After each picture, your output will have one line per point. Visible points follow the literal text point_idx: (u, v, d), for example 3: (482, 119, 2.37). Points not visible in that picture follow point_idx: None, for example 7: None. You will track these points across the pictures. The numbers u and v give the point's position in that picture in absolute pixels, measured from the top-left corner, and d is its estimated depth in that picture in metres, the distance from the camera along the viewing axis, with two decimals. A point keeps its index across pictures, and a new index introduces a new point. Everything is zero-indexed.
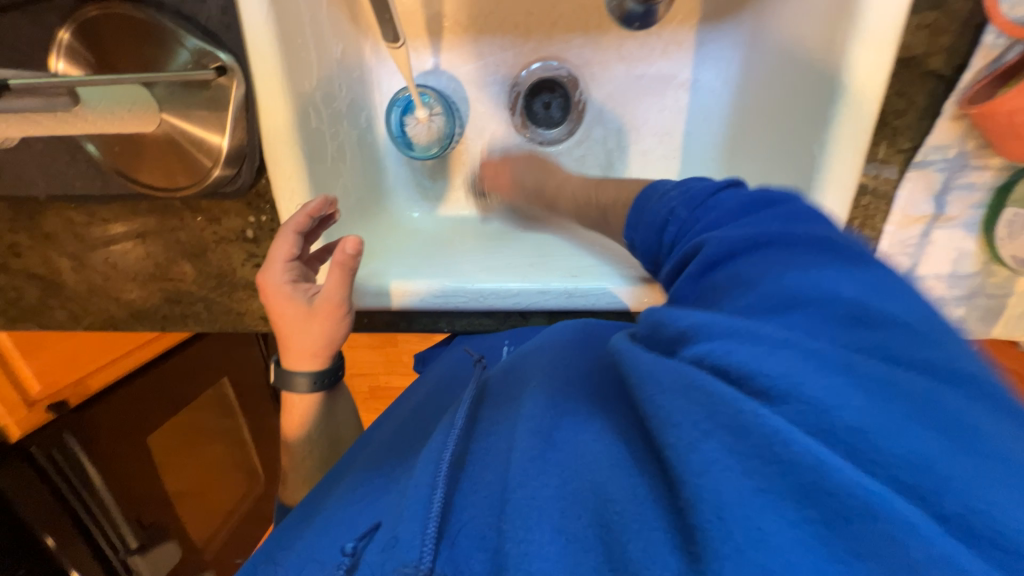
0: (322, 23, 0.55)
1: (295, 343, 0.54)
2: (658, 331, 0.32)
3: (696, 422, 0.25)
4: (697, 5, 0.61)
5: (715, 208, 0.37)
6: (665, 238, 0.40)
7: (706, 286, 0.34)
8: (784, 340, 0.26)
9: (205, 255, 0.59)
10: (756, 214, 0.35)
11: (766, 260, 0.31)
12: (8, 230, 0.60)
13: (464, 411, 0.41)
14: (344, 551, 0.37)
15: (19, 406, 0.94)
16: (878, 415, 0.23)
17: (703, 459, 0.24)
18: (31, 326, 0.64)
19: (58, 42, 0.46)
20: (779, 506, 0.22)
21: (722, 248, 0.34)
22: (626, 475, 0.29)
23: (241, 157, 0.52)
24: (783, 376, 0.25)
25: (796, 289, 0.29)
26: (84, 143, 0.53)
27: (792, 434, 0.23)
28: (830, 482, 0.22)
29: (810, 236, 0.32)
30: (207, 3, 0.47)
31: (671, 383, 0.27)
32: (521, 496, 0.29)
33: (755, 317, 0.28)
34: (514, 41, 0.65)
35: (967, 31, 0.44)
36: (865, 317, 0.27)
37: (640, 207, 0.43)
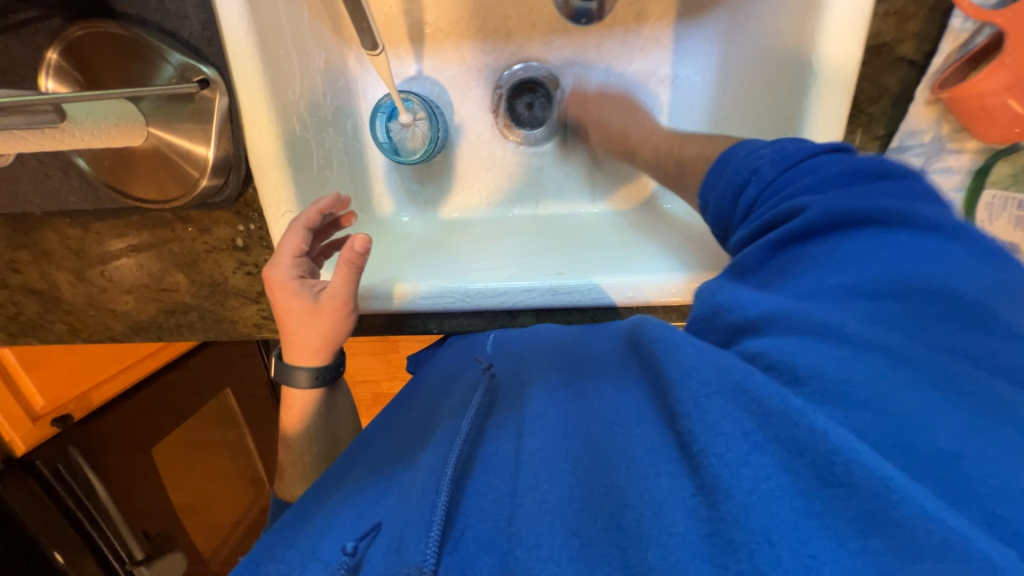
0: (304, 33, 0.56)
1: (299, 337, 0.55)
2: (720, 318, 0.34)
3: (746, 432, 0.26)
4: (674, 2, 0.62)
5: (798, 179, 0.36)
6: (742, 201, 0.39)
7: (785, 259, 0.33)
8: (876, 341, 0.26)
9: (197, 265, 0.60)
10: (851, 189, 0.33)
11: (838, 250, 0.31)
12: (6, 247, 0.61)
13: (474, 413, 0.42)
14: (345, 550, 0.38)
15: (23, 421, 0.91)
16: (965, 432, 0.23)
17: (753, 475, 0.25)
18: (31, 340, 0.65)
19: (46, 61, 0.47)
20: (821, 523, 0.23)
21: (809, 222, 0.33)
22: (650, 478, 0.29)
23: (227, 167, 0.53)
24: (862, 383, 0.25)
25: (876, 279, 0.28)
26: (76, 158, 0.54)
27: (860, 451, 0.23)
28: (901, 509, 0.21)
29: (903, 223, 0.30)
30: (189, 17, 0.48)
31: (722, 383, 0.28)
32: (533, 502, 0.31)
33: (833, 306, 0.29)
34: (496, 44, 0.66)
35: (935, 16, 0.44)
36: (964, 315, 0.26)
37: (722, 164, 0.42)
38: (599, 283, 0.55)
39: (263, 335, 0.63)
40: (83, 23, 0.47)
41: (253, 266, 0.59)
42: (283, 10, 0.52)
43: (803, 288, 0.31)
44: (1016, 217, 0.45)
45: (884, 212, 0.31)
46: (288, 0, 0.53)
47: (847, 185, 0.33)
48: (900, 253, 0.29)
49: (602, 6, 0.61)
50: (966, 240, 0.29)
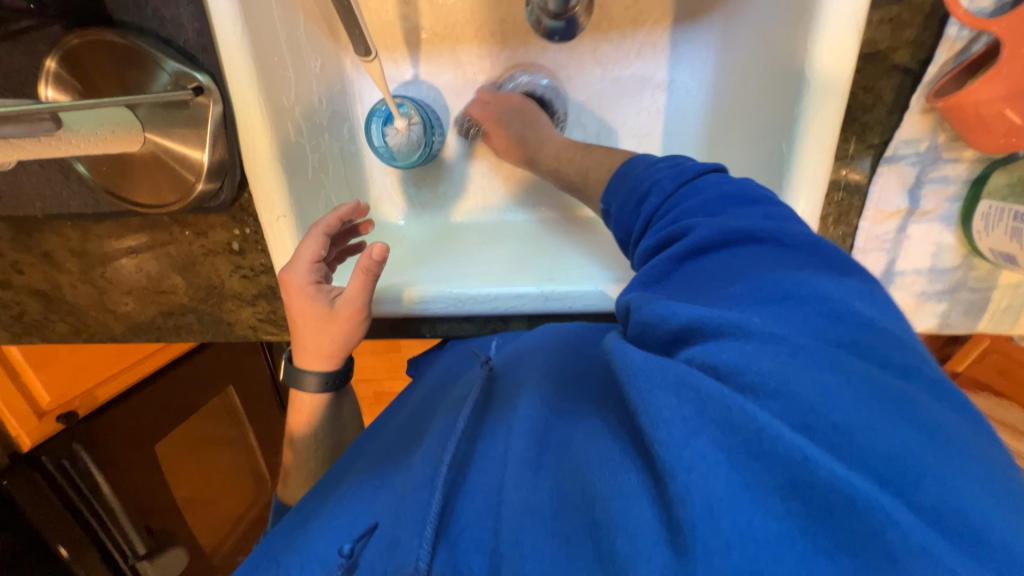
0: (299, 39, 0.56)
1: (313, 342, 0.56)
2: (648, 332, 0.33)
3: (686, 417, 0.26)
4: (670, 7, 0.61)
5: (690, 198, 0.39)
6: (645, 211, 0.42)
7: (692, 269, 0.35)
8: (780, 337, 0.27)
9: (194, 268, 0.61)
10: (738, 209, 0.36)
11: (749, 253, 0.33)
12: (10, 249, 0.62)
13: (468, 413, 0.43)
14: (341, 551, 0.39)
15: (29, 418, 0.93)
16: (861, 412, 0.24)
17: (694, 455, 0.25)
18: (34, 339, 0.67)
19: (46, 70, 0.48)
20: (754, 492, 0.24)
21: (714, 234, 0.34)
22: (616, 473, 0.29)
23: (223, 173, 0.54)
24: (769, 370, 0.26)
25: (790, 284, 0.30)
26: (75, 163, 0.55)
27: (780, 430, 0.24)
28: (817, 476, 0.23)
29: (785, 234, 0.33)
30: (184, 25, 0.49)
31: (664, 380, 0.28)
32: (515, 500, 0.32)
33: (743, 308, 0.29)
34: (491, 49, 0.66)
35: (931, 24, 0.43)
36: (846, 315, 0.28)
37: (625, 177, 0.46)
38: (593, 291, 0.55)
39: (259, 337, 0.64)
40: (79, 31, 0.48)
41: (249, 269, 0.60)
42: (278, 16, 0.52)
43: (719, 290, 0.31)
44: (1012, 229, 0.43)
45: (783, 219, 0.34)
46: (283, 7, 0.53)
47: (734, 204, 0.37)
48: (797, 261, 0.32)
49: (574, 20, 0.62)
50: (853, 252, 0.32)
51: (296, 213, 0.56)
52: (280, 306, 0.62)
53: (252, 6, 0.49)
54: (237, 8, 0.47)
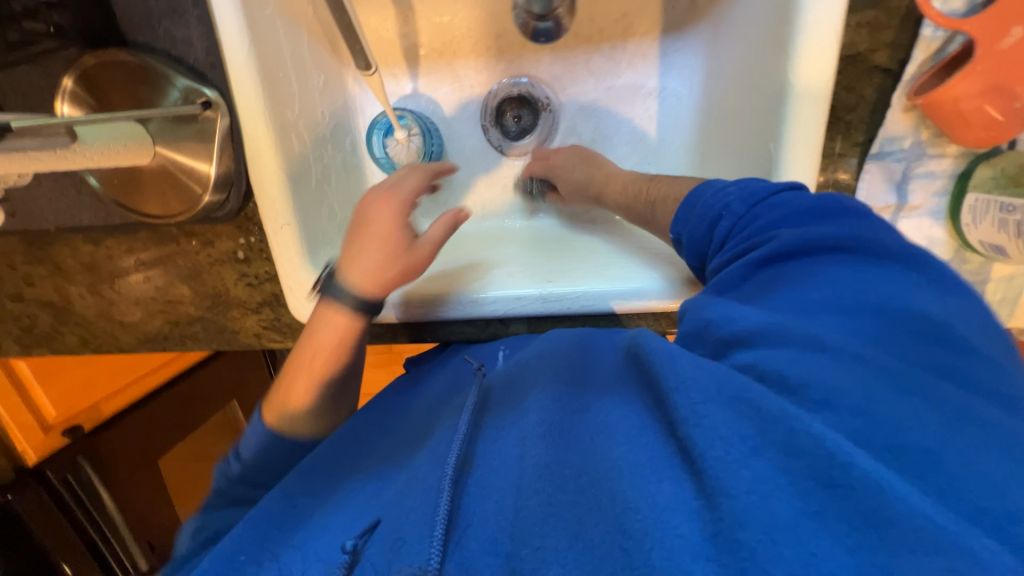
0: (303, 56, 0.58)
1: (373, 258, 0.55)
2: (710, 328, 0.37)
3: (746, 437, 0.28)
4: (658, 18, 0.63)
5: (767, 214, 0.41)
6: (716, 232, 0.44)
7: (765, 275, 0.38)
8: (855, 354, 0.30)
9: (200, 277, 0.63)
10: (821, 221, 0.38)
11: (818, 264, 0.36)
12: (23, 262, 0.64)
13: (468, 417, 0.43)
14: (345, 547, 0.39)
15: (35, 432, 0.94)
16: (940, 431, 0.27)
17: (752, 475, 0.26)
18: (44, 351, 0.68)
19: (63, 88, 0.51)
20: (816, 510, 0.25)
21: (796, 240, 0.37)
22: (650, 483, 0.30)
23: (229, 183, 0.56)
24: (843, 391, 0.28)
25: (877, 300, 0.32)
26: (88, 177, 0.57)
27: (855, 456, 0.26)
28: (898, 509, 0.24)
29: (873, 245, 0.36)
30: (194, 43, 0.52)
31: (718, 393, 0.30)
32: (535, 507, 0.32)
33: (817, 322, 0.32)
34: (487, 62, 0.68)
35: (907, 25, 0.45)
36: (938, 336, 0.31)
37: (690, 204, 0.47)
38: (592, 291, 0.56)
39: (264, 344, 0.65)
40: (96, 52, 0.50)
41: (254, 278, 0.62)
42: (283, 35, 0.55)
43: (786, 304, 0.34)
44: (999, 220, 0.44)
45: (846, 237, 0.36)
46: (287, 26, 0.55)
47: (820, 216, 0.39)
48: (871, 276, 0.34)
49: (558, 22, 0.65)
50: (926, 272, 0.34)
51: (300, 221, 0.57)
52: (284, 313, 0.63)
53: (258, 26, 0.51)
54: (244, 28, 0.50)
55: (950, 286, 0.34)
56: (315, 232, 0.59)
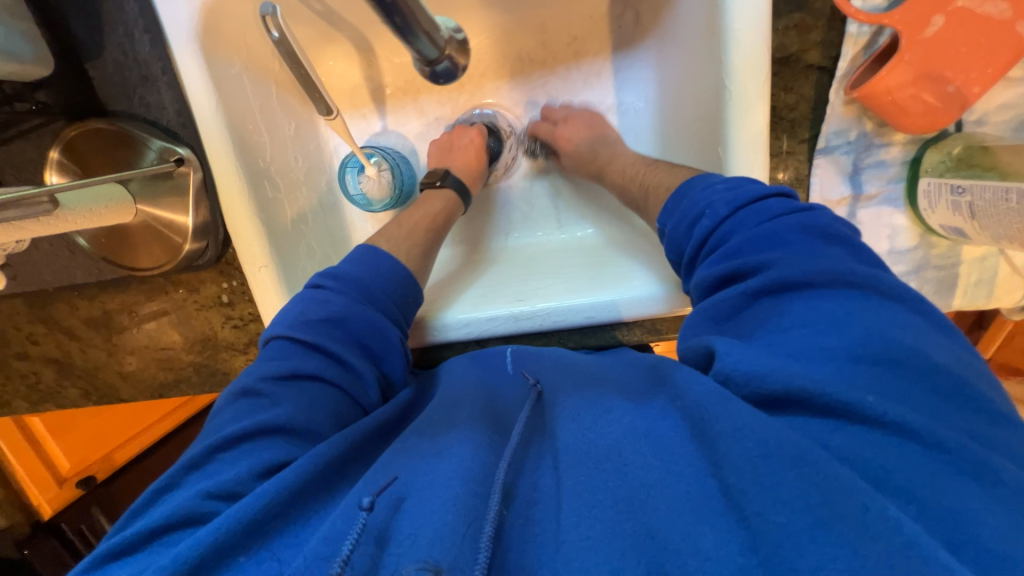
0: (271, 107, 0.61)
1: (460, 151, 0.68)
2: (731, 382, 0.37)
3: (806, 503, 0.29)
4: (607, 38, 0.66)
5: (746, 224, 0.44)
6: (699, 232, 0.46)
7: (763, 307, 0.40)
8: (880, 411, 0.32)
9: (189, 323, 0.65)
10: (816, 246, 0.41)
11: (819, 302, 0.37)
12: (26, 322, 0.68)
13: (515, 438, 0.41)
14: (361, 503, 0.34)
15: (49, 485, 0.97)
16: (954, 490, 0.29)
17: (818, 546, 0.27)
18: (49, 406, 0.71)
19: (50, 159, 0.55)
20: (849, 542, 0.27)
21: (802, 274, 0.39)
22: (693, 528, 0.31)
23: (206, 232, 0.59)
24: (863, 447, 0.31)
25: (884, 341, 0.34)
26: (77, 238, 0.61)
27: (885, 503, 0.28)
28: (906, 536, 0.27)
29: (882, 287, 0.38)
30: (166, 107, 0.56)
31: (780, 452, 0.31)
32: (574, 538, 0.32)
33: (834, 369, 0.34)
34: (450, 95, 0.72)
35: (834, 24, 0.46)
36: (939, 380, 0.33)
37: (679, 199, 0.50)
38: (565, 306, 0.57)
39: None
40: (76, 123, 0.54)
41: (239, 319, 0.64)
42: (250, 90, 0.58)
43: (797, 345, 0.36)
44: (952, 203, 0.44)
45: (856, 275, 0.38)
46: (254, 81, 0.59)
47: (809, 240, 0.41)
48: (878, 316, 0.36)
49: (454, 61, 0.64)
50: (926, 316, 0.37)
51: (277, 262, 0.59)
52: None
53: (224, 85, 0.55)
54: (210, 88, 0.54)
55: (946, 332, 0.37)
56: (293, 271, 0.61)
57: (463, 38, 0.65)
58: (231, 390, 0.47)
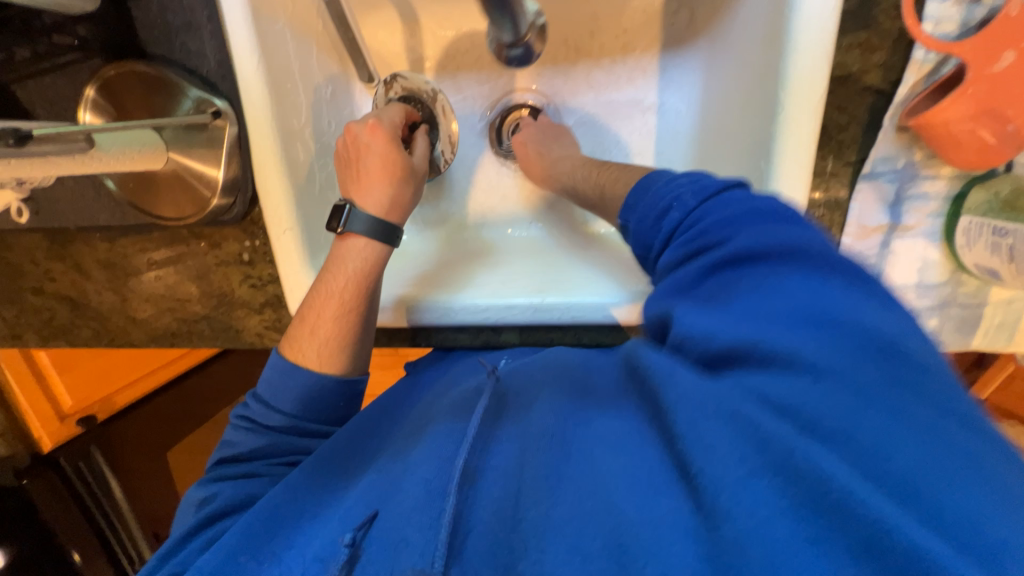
0: (310, 68, 0.60)
1: (370, 164, 0.59)
2: (687, 344, 0.37)
3: (742, 457, 0.30)
4: (658, 35, 0.64)
5: (716, 208, 0.42)
6: (667, 224, 0.44)
7: (720, 280, 0.38)
8: (820, 365, 0.31)
9: (208, 277, 0.65)
10: (766, 223, 0.39)
11: (777, 269, 0.36)
12: (45, 258, 0.68)
13: (480, 419, 0.45)
14: (344, 541, 0.42)
15: (51, 420, 0.97)
16: (898, 447, 0.28)
17: (750, 498, 0.28)
18: (60, 342, 0.72)
19: (86, 97, 0.54)
20: (814, 544, 0.27)
21: (745, 244, 0.38)
22: (650, 496, 0.32)
23: (235, 189, 0.58)
24: (823, 415, 0.30)
25: (833, 313, 0.33)
26: (106, 180, 0.61)
27: (846, 480, 0.27)
28: (887, 530, 0.26)
29: (823, 253, 0.37)
30: (207, 56, 0.55)
31: (713, 410, 0.32)
32: (536, 515, 0.36)
33: (777, 329, 0.33)
34: (490, 75, 0.70)
35: (899, 48, 0.46)
36: (903, 353, 0.32)
37: (642, 191, 0.48)
38: (584, 303, 0.57)
39: (265, 344, 0.67)
40: (115, 63, 0.54)
41: (257, 279, 0.64)
42: (292, 48, 0.57)
43: (749, 312, 0.35)
44: (993, 244, 0.44)
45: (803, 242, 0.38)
46: (296, 40, 0.57)
47: (766, 217, 0.40)
48: (824, 282, 0.35)
49: (531, 48, 0.61)
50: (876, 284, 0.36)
51: (302, 227, 0.59)
52: (285, 314, 0.65)
53: (268, 40, 0.54)
54: (254, 42, 0.53)
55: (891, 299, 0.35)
56: (316, 237, 0.61)
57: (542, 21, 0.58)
58: (195, 497, 0.56)
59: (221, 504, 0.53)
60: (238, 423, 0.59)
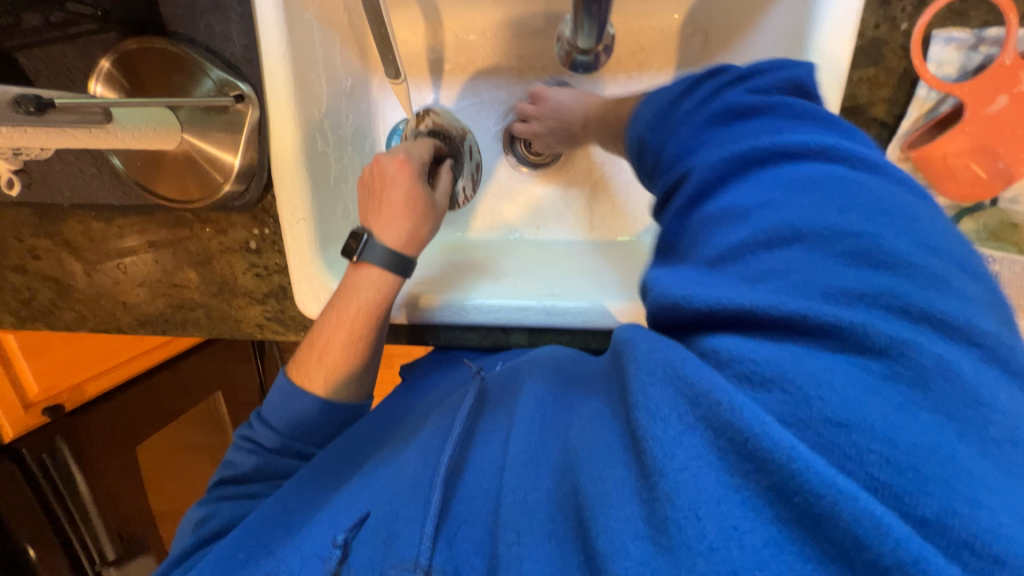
0: (334, 59, 0.59)
1: (392, 199, 0.58)
2: (658, 303, 0.35)
3: (681, 414, 0.29)
4: (674, 53, 0.67)
5: (687, 134, 0.39)
6: (647, 163, 0.43)
7: (693, 215, 0.36)
8: (777, 303, 0.29)
9: (209, 264, 0.63)
10: (732, 132, 0.36)
11: (746, 185, 0.34)
12: (30, 234, 0.64)
13: (464, 419, 0.45)
14: (334, 542, 0.40)
15: (14, 407, 0.91)
16: (862, 399, 0.26)
17: (685, 454, 0.28)
18: (39, 325, 0.68)
19: (99, 68, 0.53)
20: (740, 497, 0.26)
21: (711, 172, 0.35)
22: (606, 469, 0.32)
23: (251, 175, 0.58)
24: (773, 364, 0.28)
25: (798, 222, 0.31)
26: (111, 156, 0.59)
27: (780, 431, 0.26)
28: (818, 483, 0.24)
29: (794, 150, 0.33)
30: (233, 39, 0.54)
31: (663, 372, 0.31)
32: (514, 502, 0.34)
33: (743, 271, 0.31)
34: (508, 81, 0.71)
35: (904, 85, 0.49)
36: (879, 261, 0.29)
37: (626, 135, 0.47)
38: (596, 307, 0.58)
39: (265, 335, 0.65)
40: (137, 37, 0.53)
41: (263, 268, 0.63)
42: (317, 37, 0.57)
43: (713, 250, 0.33)
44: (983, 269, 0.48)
45: (768, 148, 0.34)
46: (322, 29, 0.57)
47: (728, 129, 0.37)
48: (793, 193, 0.32)
49: (598, 57, 0.65)
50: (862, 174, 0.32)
51: (316, 217, 0.58)
52: (289, 305, 0.64)
53: (296, 27, 0.54)
54: (283, 28, 0.52)
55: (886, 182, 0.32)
56: (329, 229, 0.60)
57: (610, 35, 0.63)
58: (195, 516, 0.56)
59: (219, 524, 0.53)
60: (242, 444, 0.58)
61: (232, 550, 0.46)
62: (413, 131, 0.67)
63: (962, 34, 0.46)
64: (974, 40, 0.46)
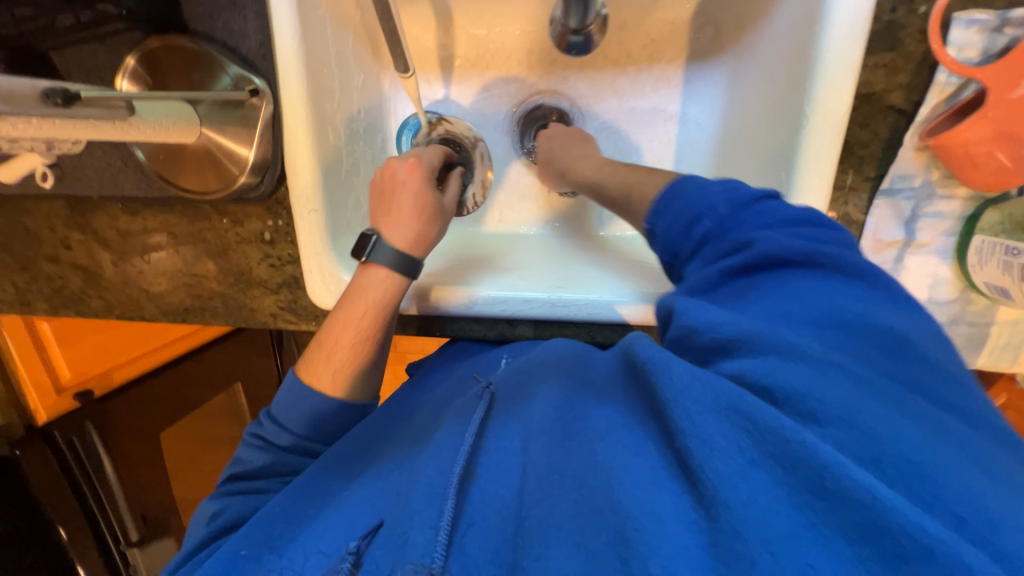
0: (346, 56, 0.61)
1: (399, 203, 0.58)
2: (692, 336, 0.36)
3: (743, 449, 0.28)
4: (685, 46, 0.66)
5: (744, 224, 0.40)
6: (695, 232, 0.42)
7: (740, 284, 0.38)
8: (832, 361, 0.30)
9: (226, 254, 0.65)
10: (787, 230, 0.39)
11: (791, 278, 0.36)
12: (63, 225, 0.68)
13: (474, 427, 0.44)
14: (348, 550, 0.42)
15: (48, 392, 0.97)
16: (913, 434, 0.27)
17: (751, 488, 0.27)
18: (70, 312, 0.71)
19: (125, 65, 0.56)
20: (817, 533, 0.26)
21: (776, 254, 0.37)
22: (654, 494, 0.30)
23: (265, 167, 0.60)
24: (833, 400, 0.28)
25: (843, 312, 0.33)
26: (135, 150, 0.62)
27: (846, 465, 0.26)
28: (893, 518, 0.24)
29: (845, 263, 0.37)
30: (249, 36, 0.56)
31: (715, 403, 0.30)
32: (537, 515, 0.35)
33: (786, 329, 0.33)
34: (518, 75, 0.71)
35: (922, 71, 0.48)
36: (902, 350, 0.32)
37: (669, 199, 0.45)
38: (599, 301, 0.58)
39: (278, 324, 0.67)
40: (161, 36, 0.56)
41: (276, 259, 0.65)
42: (330, 34, 0.58)
43: (759, 314, 0.35)
44: (1005, 263, 0.46)
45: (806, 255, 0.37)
46: (334, 27, 0.59)
47: (785, 224, 0.40)
48: (838, 292, 0.35)
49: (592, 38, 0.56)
50: (880, 286, 0.36)
51: (327, 209, 0.59)
52: (301, 295, 0.66)
53: (309, 23, 0.55)
54: (295, 24, 0.54)
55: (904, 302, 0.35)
56: (339, 221, 0.62)
57: (603, 14, 0.54)
58: (207, 511, 0.58)
59: (230, 519, 0.55)
60: (251, 441, 0.60)
61: (235, 546, 0.47)
62: (425, 138, 0.69)
63: (984, 16, 0.44)
64: (997, 22, 0.44)
